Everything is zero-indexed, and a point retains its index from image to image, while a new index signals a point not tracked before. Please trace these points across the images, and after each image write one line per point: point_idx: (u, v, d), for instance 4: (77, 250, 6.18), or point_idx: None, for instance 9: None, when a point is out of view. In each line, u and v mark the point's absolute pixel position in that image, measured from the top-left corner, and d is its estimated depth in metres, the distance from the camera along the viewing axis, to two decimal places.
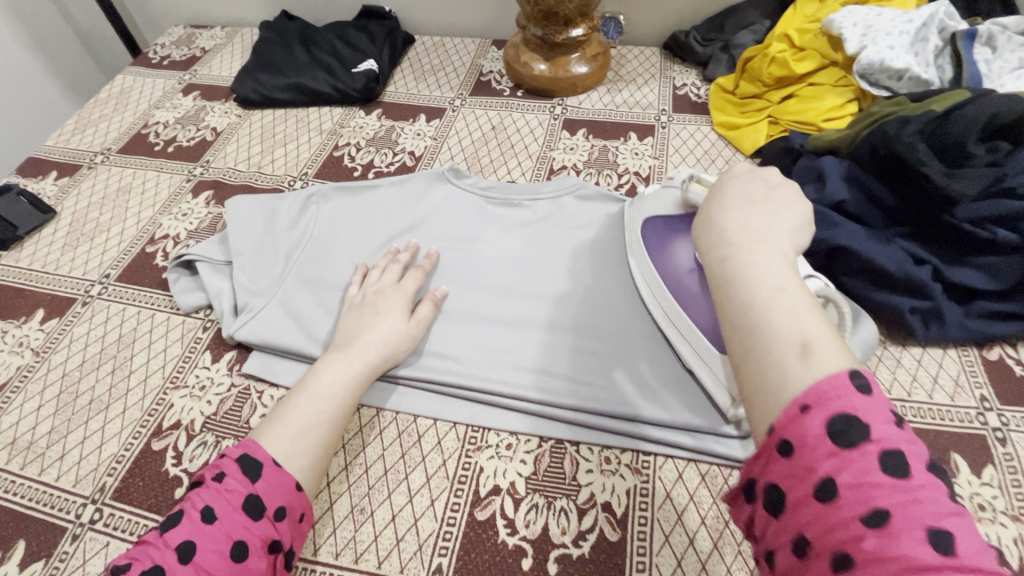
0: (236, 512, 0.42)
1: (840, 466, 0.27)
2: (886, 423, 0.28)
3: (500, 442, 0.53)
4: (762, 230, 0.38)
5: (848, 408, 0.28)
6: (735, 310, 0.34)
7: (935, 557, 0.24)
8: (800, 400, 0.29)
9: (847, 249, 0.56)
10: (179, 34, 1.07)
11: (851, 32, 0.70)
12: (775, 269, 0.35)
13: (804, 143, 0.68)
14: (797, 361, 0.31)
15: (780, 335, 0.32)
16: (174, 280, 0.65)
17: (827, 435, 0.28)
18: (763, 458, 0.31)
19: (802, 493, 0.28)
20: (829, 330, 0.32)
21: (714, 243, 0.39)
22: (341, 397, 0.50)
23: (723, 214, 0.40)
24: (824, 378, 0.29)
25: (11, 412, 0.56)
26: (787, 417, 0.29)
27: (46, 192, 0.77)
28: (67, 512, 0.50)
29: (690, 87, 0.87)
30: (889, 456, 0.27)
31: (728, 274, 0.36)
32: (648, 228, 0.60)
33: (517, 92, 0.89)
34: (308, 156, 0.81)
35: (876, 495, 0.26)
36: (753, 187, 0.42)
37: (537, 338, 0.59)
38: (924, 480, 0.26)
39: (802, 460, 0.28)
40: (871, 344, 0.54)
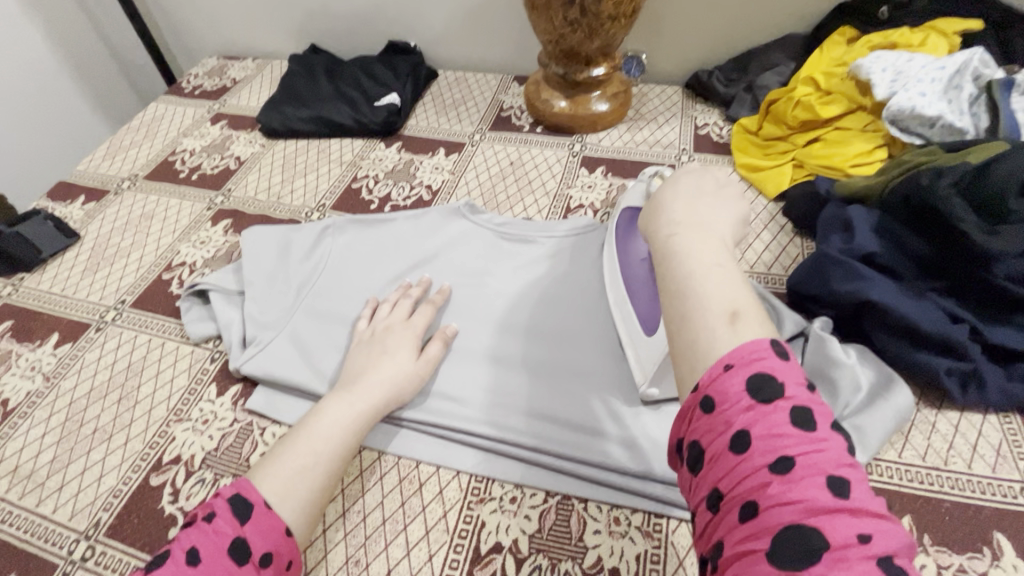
0: (222, 556, 0.39)
1: (755, 418, 0.28)
2: (798, 381, 0.29)
3: (503, 495, 0.51)
4: (707, 218, 0.37)
5: (765, 367, 0.29)
6: (673, 279, 0.34)
7: (832, 502, 0.25)
8: (724, 360, 0.30)
9: (877, 304, 0.53)
10: (212, 65, 1.10)
11: (880, 77, 0.68)
12: (712, 246, 0.35)
13: (831, 190, 0.66)
14: (726, 327, 0.31)
15: (713, 304, 0.32)
16: (186, 308, 0.65)
17: (744, 391, 0.29)
18: (688, 417, 0.31)
19: (719, 446, 0.29)
20: (755, 299, 0.33)
21: (660, 223, 0.38)
22: (342, 439, 0.49)
23: (671, 196, 0.39)
24: (748, 342, 0.30)
25: (15, 439, 0.56)
26: (712, 375, 0.30)
27: (73, 216, 0.79)
28: (60, 547, 0.49)
29: (712, 127, 0.86)
30: (800, 411, 0.28)
31: (671, 248, 0.36)
32: (626, 217, 0.63)
33: (537, 128, 0.89)
34: (327, 188, 0.81)
35: (785, 445, 0.27)
36: (706, 179, 0.41)
37: (524, 376, 0.58)
38: (828, 433, 0.28)
39: (722, 414, 0.29)
40: (905, 413, 0.51)
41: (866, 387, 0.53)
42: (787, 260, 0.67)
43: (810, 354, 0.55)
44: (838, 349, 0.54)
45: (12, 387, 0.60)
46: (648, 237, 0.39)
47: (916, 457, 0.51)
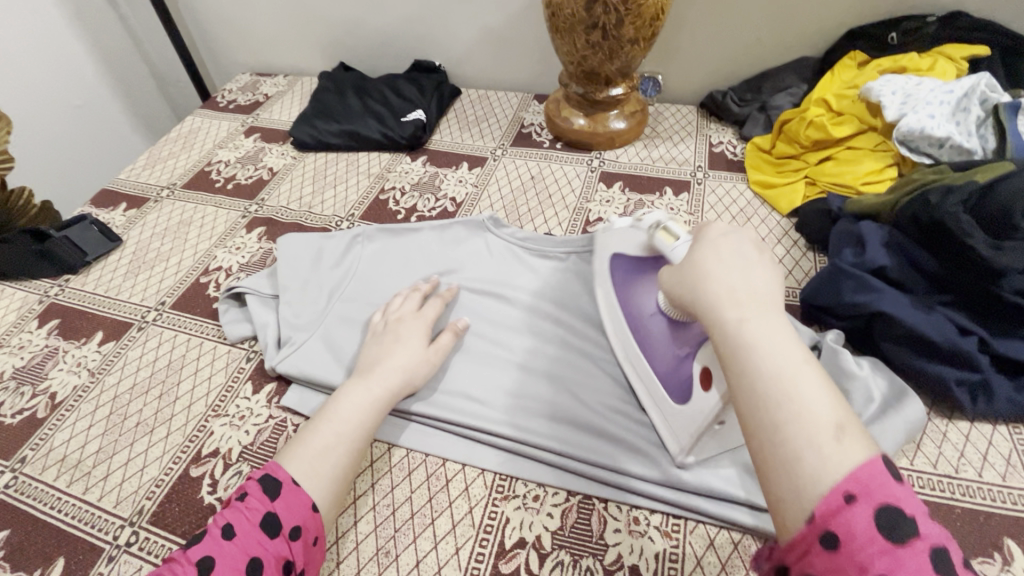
0: (254, 529, 0.43)
1: (894, 564, 0.27)
2: (924, 515, 0.29)
3: (527, 493, 0.53)
4: (769, 298, 0.38)
5: (892, 501, 0.29)
6: (763, 383, 0.33)
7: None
8: (843, 489, 0.29)
9: (888, 316, 0.55)
10: (246, 81, 1.16)
11: (890, 100, 0.71)
12: (789, 336, 0.35)
13: (842, 207, 0.68)
14: (832, 442, 0.31)
15: (815, 417, 0.31)
16: (224, 310, 0.69)
17: (876, 532, 0.28)
18: (801, 547, 0.30)
19: None
20: (847, 404, 0.33)
21: (724, 303, 0.38)
22: (362, 420, 0.52)
23: (723, 272, 0.40)
24: (861, 465, 0.30)
25: (62, 430, 0.59)
26: (832, 506, 0.29)
27: (115, 222, 0.83)
28: (106, 532, 0.51)
29: (726, 145, 0.90)
30: (935, 552, 0.28)
31: (748, 339, 0.35)
32: (618, 268, 0.60)
33: (557, 144, 0.93)
34: (356, 198, 0.85)
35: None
36: (747, 245, 0.42)
37: (550, 387, 0.59)
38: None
39: (855, 556, 0.28)
40: (917, 424, 0.52)
41: (879, 398, 0.54)
42: (800, 274, 0.70)
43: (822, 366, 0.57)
44: (851, 361, 0.55)
45: (59, 381, 0.63)
46: (712, 321, 0.38)
47: (927, 464, 0.52)
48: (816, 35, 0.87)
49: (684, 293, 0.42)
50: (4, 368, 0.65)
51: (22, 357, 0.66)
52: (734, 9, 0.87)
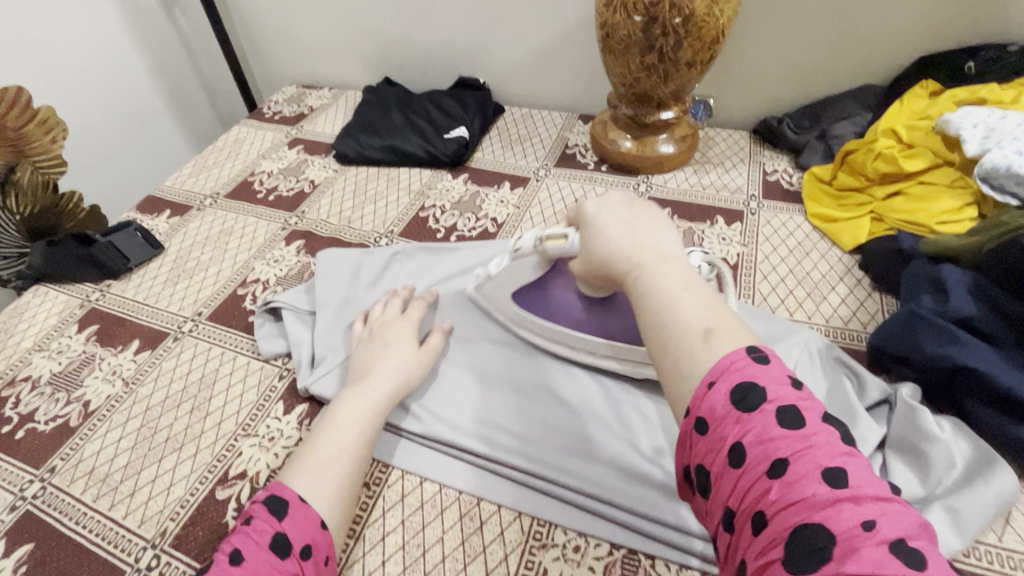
0: (264, 551, 0.41)
1: (746, 429, 0.30)
2: (781, 384, 0.31)
3: (567, 542, 0.49)
4: (655, 245, 0.42)
5: (746, 376, 0.32)
6: (649, 315, 0.38)
7: (831, 492, 0.27)
8: (707, 379, 0.33)
9: (975, 372, 0.49)
10: (292, 92, 1.17)
11: (970, 133, 0.66)
12: (674, 272, 0.39)
13: (916, 247, 0.63)
14: (703, 345, 0.34)
15: (686, 330, 0.35)
16: (259, 324, 0.67)
17: (730, 405, 0.31)
18: (688, 443, 0.33)
19: (721, 465, 0.31)
20: (722, 313, 0.36)
21: (619, 262, 0.43)
22: (363, 429, 0.51)
23: (614, 234, 0.44)
24: (725, 356, 0.33)
25: (93, 441, 0.58)
26: (698, 396, 0.32)
27: (158, 229, 0.83)
28: (128, 554, 0.50)
29: (782, 173, 0.86)
30: (785, 412, 0.30)
31: (638, 288, 0.40)
32: (523, 301, 0.62)
33: (602, 166, 0.90)
34: (395, 215, 0.84)
35: (777, 448, 0.29)
36: (630, 204, 0.47)
37: (538, 407, 0.58)
38: (818, 427, 0.30)
39: (717, 431, 0.31)
40: (1011, 498, 0.47)
41: (961, 465, 0.49)
42: (865, 316, 0.65)
43: (897, 423, 0.52)
44: (931, 421, 0.51)
45: (93, 390, 0.63)
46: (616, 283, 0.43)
47: (1019, 542, 0.47)
48: (882, 61, 0.83)
49: (588, 268, 0.47)
50: (42, 373, 0.65)
51: (59, 362, 0.66)
52: (794, 34, 0.83)
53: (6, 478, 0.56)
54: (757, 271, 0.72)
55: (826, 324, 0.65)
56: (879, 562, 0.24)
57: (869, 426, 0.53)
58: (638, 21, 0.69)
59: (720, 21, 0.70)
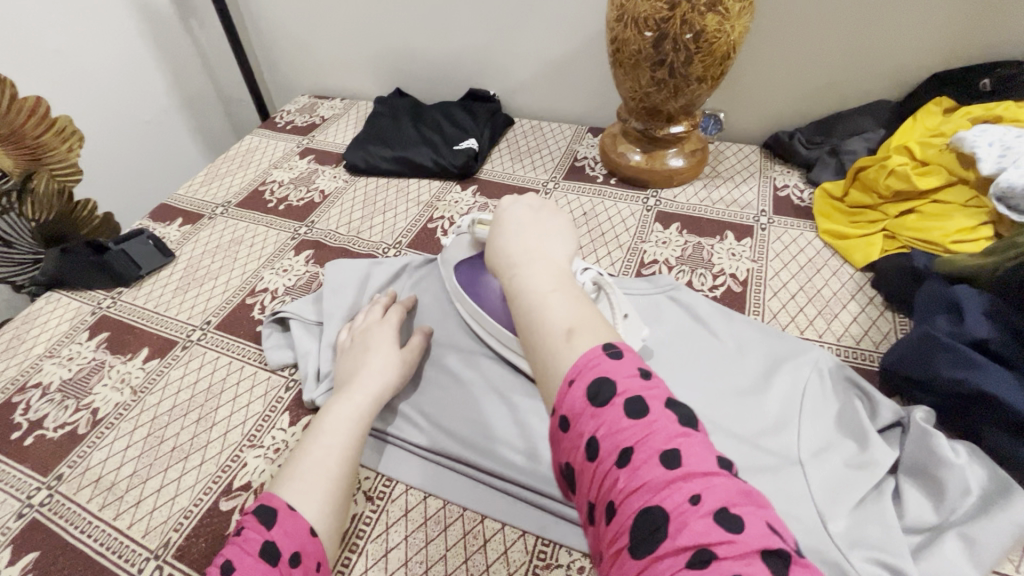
0: (253, 559, 0.41)
1: (598, 423, 0.32)
2: (630, 375, 0.34)
3: (571, 563, 0.48)
4: (537, 251, 0.47)
5: (599, 373, 0.34)
6: (523, 314, 0.42)
7: (667, 475, 0.29)
8: (567, 377, 0.35)
9: (992, 397, 0.48)
10: (304, 102, 1.18)
11: (986, 151, 0.65)
12: (545, 277, 0.44)
13: (929, 266, 0.62)
14: (563, 344, 0.38)
15: (552, 327, 0.39)
16: (267, 334, 0.68)
17: (585, 400, 0.33)
18: (556, 441, 0.35)
19: (580, 460, 0.33)
20: (584, 314, 0.40)
21: (503, 267, 0.47)
22: (352, 433, 0.52)
23: (504, 241, 0.49)
24: (580, 356, 0.36)
25: (100, 450, 0.58)
26: (561, 393, 0.35)
27: (170, 237, 0.84)
28: (131, 565, 0.50)
29: (792, 189, 0.85)
30: (632, 402, 0.32)
31: (515, 286, 0.44)
32: (458, 277, 0.65)
33: (610, 180, 0.90)
34: (404, 226, 0.84)
35: (623, 438, 0.31)
36: (525, 213, 0.52)
37: (473, 400, 0.59)
38: (660, 413, 0.32)
39: (576, 428, 0.33)
40: None
41: (976, 491, 0.48)
42: (877, 335, 0.64)
43: (910, 447, 0.51)
44: (945, 446, 0.49)
45: (102, 397, 0.63)
46: (501, 280, 0.48)
47: None
48: (893, 76, 0.82)
49: (484, 266, 0.51)
50: (52, 379, 0.65)
51: (69, 369, 0.66)
52: (805, 50, 0.83)
53: (14, 485, 0.56)
54: (767, 288, 0.71)
55: (837, 343, 0.64)
56: (704, 533, 0.27)
57: (880, 449, 0.52)
58: (649, 36, 0.69)
59: (731, 38, 0.69)
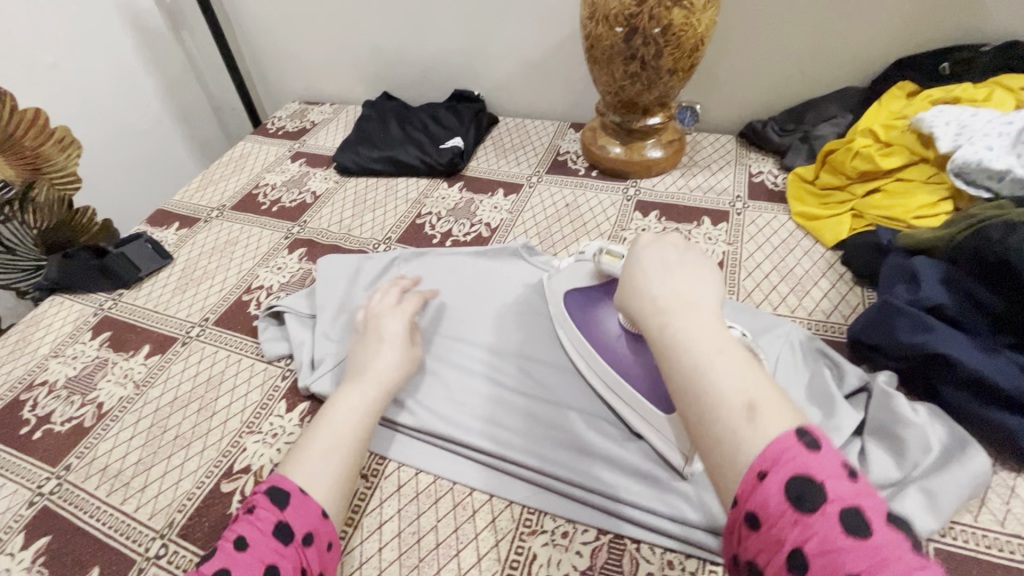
0: (267, 537, 0.43)
1: (806, 534, 0.27)
2: (838, 477, 0.28)
3: (555, 528, 0.51)
4: (690, 297, 0.39)
5: (801, 469, 0.28)
6: (681, 379, 0.35)
7: None
8: (756, 467, 0.30)
9: (948, 357, 0.51)
10: (294, 109, 1.21)
11: (943, 131, 0.68)
12: (712, 334, 0.36)
13: (892, 240, 0.65)
14: (746, 424, 0.31)
15: (726, 399, 0.32)
16: (263, 328, 0.71)
17: (785, 504, 0.28)
18: (737, 533, 0.30)
19: (777, 568, 0.28)
20: (764, 384, 0.33)
21: (649, 312, 0.40)
22: (360, 424, 0.53)
23: (647, 280, 0.42)
24: (772, 442, 0.30)
25: (105, 441, 0.61)
26: (748, 486, 0.29)
27: (167, 240, 0.87)
28: (139, 544, 0.52)
29: (767, 175, 0.88)
30: (849, 514, 0.27)
31: (669, 341, 0.37)
32: (569, 301, 0.63)
33: (592, 172, 0.93)
34: (393, 222, 0.87)
35: (844, 561, 0.26)
36: (669, 249, 0.44)
37: (481, 390, 0.62)
38: (884, 534, 0.26)
39: (772, 532, 0.28)
40: (982, 479, 0.48)
41: (937, 448, 0.51)
42: (847, 309, 0.67)
43: (875, 409, 0.54)
44: (905, 406, 0.53)
45: (106, 392, 0.66)
46: (642, 327, 0.40)
47: (994, 522, 0.48)
48: (859, 63, 0.85)
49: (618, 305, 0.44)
50: (58, 377, 0.68)
51: (75, 366, 0.69)
52: (774, 40, 0.86)
53: (24, 475, 0.59)
54: (741, 268, 0.74)
55: (808, 318, 0.67)
56: None
57: (845, 414, 0.55)
58: (619, 32, 0.73)
59: (699, 30, 0.73)
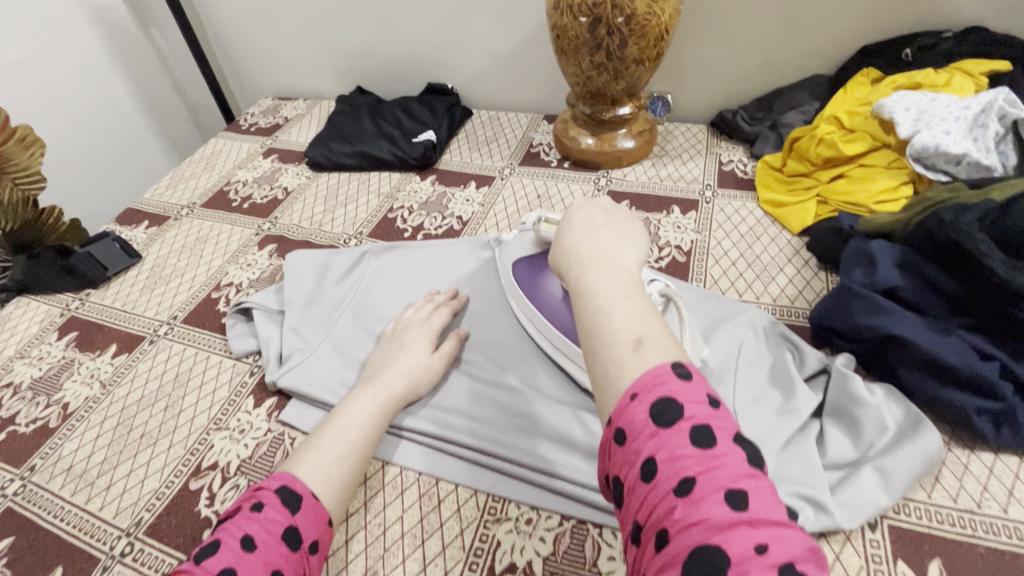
0: (276, 541, 0.42)
1: (659, 446, 0.30)
2: (698, 401, 0.31)
3: (519, 516, 0.52)
4: (607, 251, 0.40)
5: (667, 393, 0.31)
6: (583, 318, 0.36)
7: (730, 516, 0.27)
8: (630, 391, 0.32)
9: (902, 338, 0.52)
10: (267, 105, 1.20)
11: (903, 116, 0.69)
12: (618, 281, 0.38)
13: (854, 225, 0.66)
14: (631, 357, 0.33)
15: (618, 336, 0.34)
16: (231, 324, 0.70)
17: (649, 422, 0.30)
18: (607, 451, 0.33)
19: (634, 478, 0.30)
20: (655, 325, 0.35)
21: (569, 265, 0.41)
22: (369, 427, 0.53)
23: (574, 236, 0.43)
24: (649, 370, 0.32)
25: (71, 441, 0.61)
26: (620, 407, 0.32)
27: (136, 239, 0.87)
28: (103, 543, 0.52)
29: (736, 163, 0.89)
30: (700, 431, 0.30)
31: (581, 289, 0.38)
32: (516, 272, 0.66)
33: (564, 164, 0.93)
34: (365, 217, 0.87)
35: (685, 467, 0.29)
36: (599, 210, 0.45)
37: (464, 384, 0.62)
38: (727, 448, 0.30)
39: (632, 446, 0.31)
40: (934, 458, 0.49)
41: (893, 428, 0.52)
42: (811, 294, 0.68)
43: (832, 390, 0.55)
44: (862, 386, 0.53)
45: (72, 392, 0.65)
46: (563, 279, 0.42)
47: (947, 498, 0.49)
48: (824, 50, 0.86)
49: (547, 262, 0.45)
50: (23, 378, 0.68)
51: (40, 367, 0.69)
52: (740, 29, 0.87)
53: None
54: (709, 256, 0.75)
55: (773, 303, 0.68)
56: None
57: (803, 397, 0.55)
58: (583, 22, 0.73)
59: (662, 20, 0.73)
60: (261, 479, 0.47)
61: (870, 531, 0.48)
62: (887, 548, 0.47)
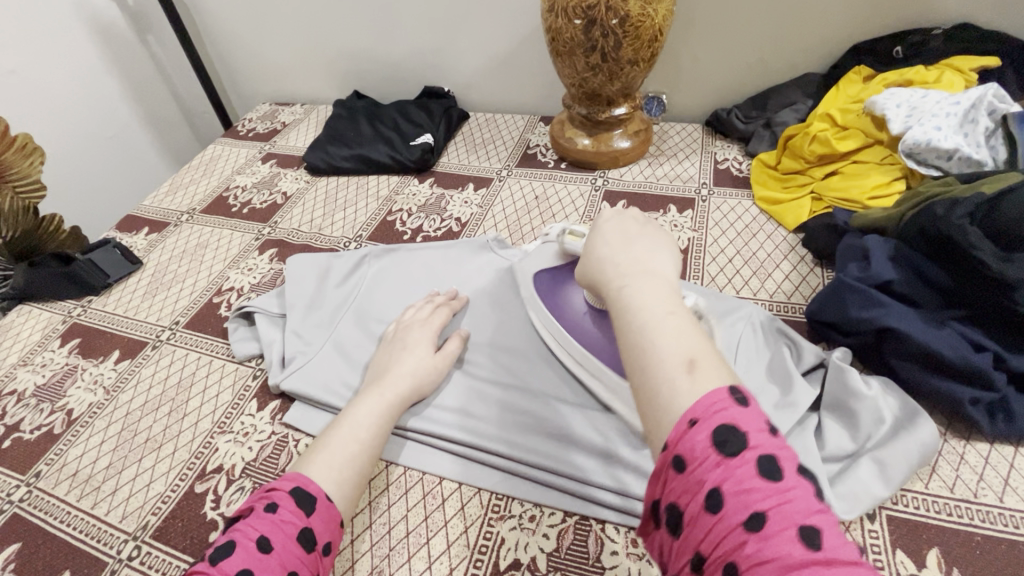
0: (292, 542, 0.42)
1: (725, 475, 0.29)
2: (761, 429, 0.31)
3: (523, 513, 0.52)
4: (645, 265, 0.41)
5: (728, 419, 0.31)
6: (628, 334, 0.37)
7: (806, 552, 0.26)
8: (688, 416, 0.31)
9: (897, 331, 0.53)
10: (265, 110, 1.21)
11: (894, 113, 0.70)
12: (661, 296, 0.38)
13: (848, 221, 0.67)
14: (685, 377, 0.33)
15: (668, 355, 0.34)
16: (233, 328, 0.71)
17: (711, 448, 0.30)
18: (661, 478, 0.32)
19: (696, 508, 0.30)
20: (705, 343, 0.35)
21: (609, 277, 0.42)
22: (376, 426, 0.53)
23: (608, 249, 0.44)
24: (705, 395, 0.32)
25: (76, 447, 0.61)
26: (678, 432, 0.31)
27: (137, 246, 0.87)
28: (110, 547, 0.53)
29: (732, 161, 0.90)
30: (766, 461, 0.30)
31: (623, 302, 0.38)
32: (539, 282, 0.65)
33: (561, 164, 0.94)
34: (364, 220, 0.87)
35: (755, 500, 0.28)
36: (635, 224, 0.47)
37: (475, 389, 0.62)
38: (795, 481, 0.29)
39: (694, 474, 0.30)
40: (931, 448, 0.50)
41: (890, 420, 0.52)
42: (807, 289, 0.69)
43: (830, 384, 0.56)
44: (859, 379, 0.54)
45: (76, 398, 0.66)
46: (602, 294, 0.42)
47: (944, 488, 0.50)
48: (817, 49, 0.87)
49: (580, 276, 0.46)
50: (27, 385, 0.68)
51: (43, 374, 0.69)
52: (733, 30, 0.88)
53: None
54: (706, 254, 0.76)
55: (770, 299, 0.69)
56: None
57: (801, 391, 0.56)
58: (578, 24, 0.74)
59: (656, 20, 0.74)
60: (272, 481, 0.47)
61: (868, 521, 0.49)
62: (887, 538, 0.48)
